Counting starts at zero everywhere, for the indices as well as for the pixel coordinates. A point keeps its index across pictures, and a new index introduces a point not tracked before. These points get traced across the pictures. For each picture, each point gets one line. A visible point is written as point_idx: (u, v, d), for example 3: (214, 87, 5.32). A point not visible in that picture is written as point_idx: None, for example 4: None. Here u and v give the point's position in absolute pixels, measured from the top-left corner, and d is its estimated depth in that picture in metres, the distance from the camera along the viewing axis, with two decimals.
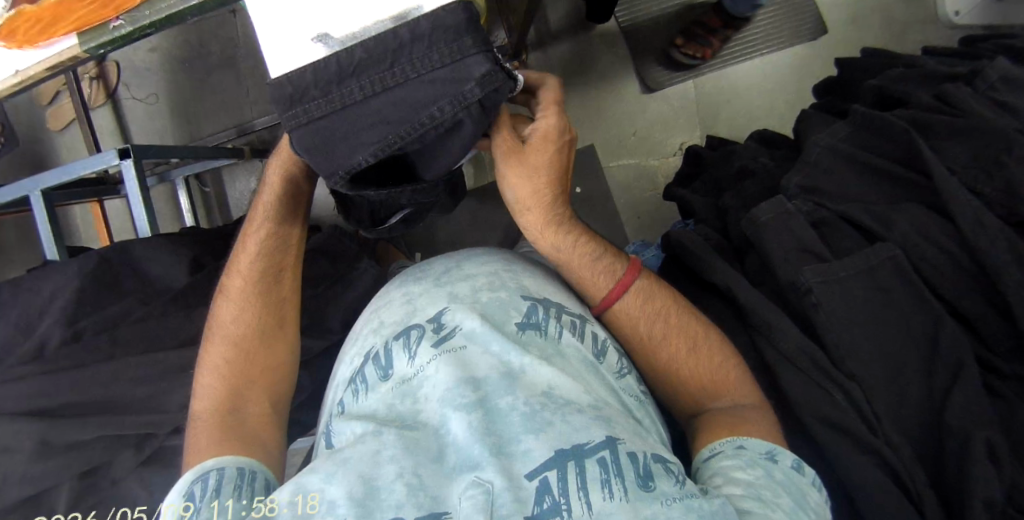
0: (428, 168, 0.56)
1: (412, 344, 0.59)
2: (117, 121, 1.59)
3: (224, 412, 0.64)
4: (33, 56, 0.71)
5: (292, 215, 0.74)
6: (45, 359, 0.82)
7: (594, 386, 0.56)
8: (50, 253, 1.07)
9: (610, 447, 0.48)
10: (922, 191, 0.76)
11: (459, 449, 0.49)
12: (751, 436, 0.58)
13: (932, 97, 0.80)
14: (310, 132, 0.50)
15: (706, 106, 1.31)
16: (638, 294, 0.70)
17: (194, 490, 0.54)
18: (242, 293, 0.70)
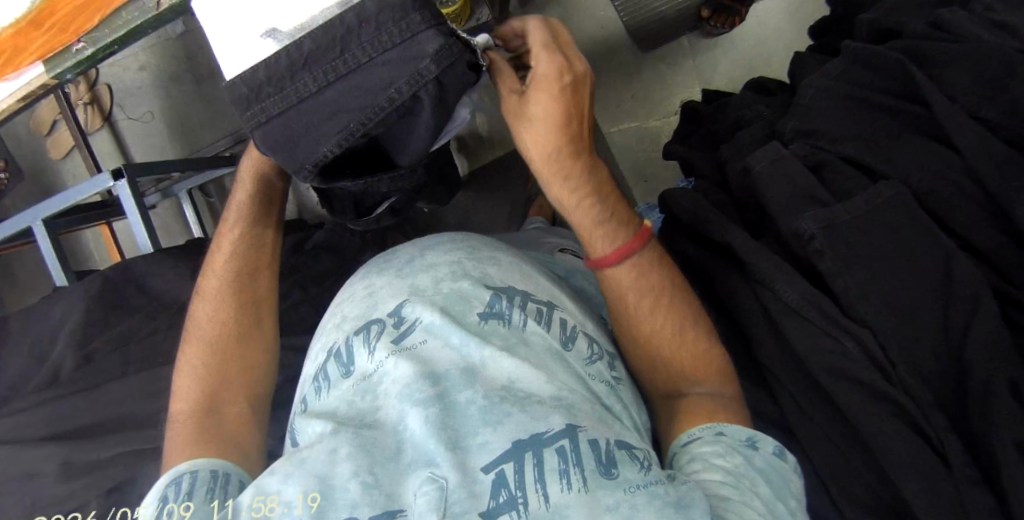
0: (401, 152, 0.54)
1: (372, 339, 0.59)
2: (117, 142, 1.61)
3: (201, 411, 0.61)
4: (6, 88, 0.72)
5: (267, 213, 0.73)
6: (62, 383, 0.85)
7: (559, 374, 0.56)
8: (59, 280, 1.08)
9: (569, 436, 0.48)
10: (923, 123, 0.72)
11: (416, 446, 0.50)
12: (731, 423, 0.58)
13: (927, 25, 0.76)
14: (271, 129, 0.49)
15: (701, 61, 1.26)
16: (636, 266, 0.65)
17: (165, 494, 0.52)
18: (217, 291, 0.68)
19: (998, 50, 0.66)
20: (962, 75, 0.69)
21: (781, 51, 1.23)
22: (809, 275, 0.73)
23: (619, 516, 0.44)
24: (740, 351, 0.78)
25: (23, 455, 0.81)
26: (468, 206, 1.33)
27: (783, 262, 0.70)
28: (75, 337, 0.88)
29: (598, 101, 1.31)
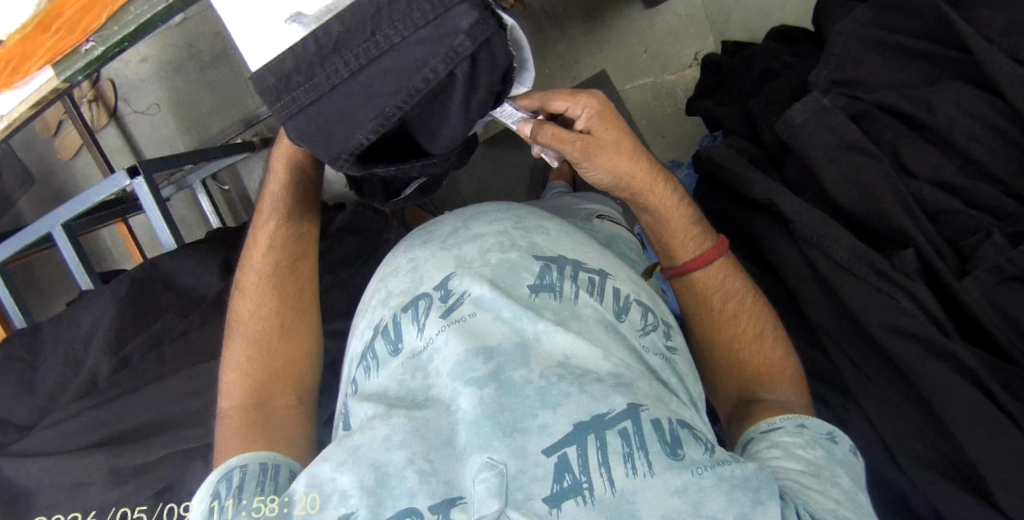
0: (435, 141, 0.52)
1: (420, 315, 0.58)
2: (125, 137, 1.59)
3: (248, 408, 0.60)
4: (19, 94, 0.69)
5: (308, 199, 0.71)
6: (100, 390, 0.85)
7: (615, 350, 0.55)
8: (83, 282, 1.08)
9: (631, 417, 0.47)
10: (962, 66, 0.69)
11: (470, 428, 0.48)
12: (813, 417, 0.57)
13: None
14: (304, 120, 0.47)
15: (715, 9, 1.21)
16: (715, 270, 0.70)
17: (218, 491, 0.52)
18: (258, 286, 0.67)
19: None
20: (1004, 13, 0.65)
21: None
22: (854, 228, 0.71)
23: (687, 501, 0.43)
24: (786, 310, 0.76)
25: (67, 465, 0.80)
26: (486, 177, 1.31)
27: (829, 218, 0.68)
28: (109, 342, 0.88)
29: (612, 60, 1.27)
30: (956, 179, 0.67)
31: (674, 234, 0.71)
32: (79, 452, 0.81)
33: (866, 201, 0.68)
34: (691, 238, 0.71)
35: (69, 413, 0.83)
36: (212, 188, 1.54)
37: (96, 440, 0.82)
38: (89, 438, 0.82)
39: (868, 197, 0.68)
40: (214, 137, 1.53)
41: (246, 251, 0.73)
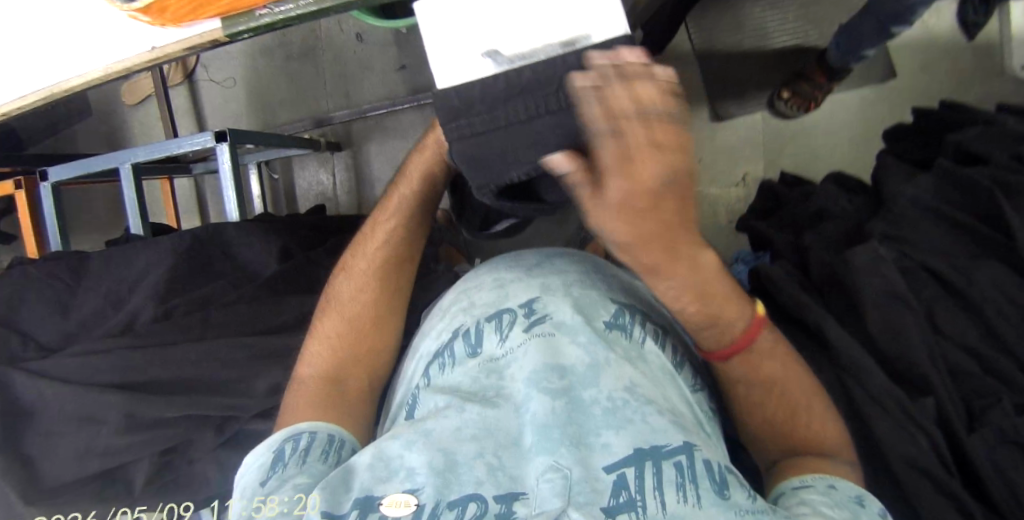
0: (558, 190, 0.61)
1: (504, 327, 0.66)
2: (193, 101, 1.65)
3: (324, 381, 0.65)
4: (174, 35, 0.69)
5: (431, 204, 0.74)
6: (136, 333, 0.86)
7: (672, 395, 0.60)
8: (135, 227, 1.11)
9: (686, 452, 0.50)
10: (1004, 250, 0.78)
11: (538, 431, 0.53)
12: (845, 480, 0.57)
13: (1012, 157, 0.81)
14: (471, 144, 0.55)
15: (774, 139, 1.29)
16: (746, 358, 0.64)
17: (285, 448, 0.58)
18: (365, 272, 0.71)
19: None
20: None
21: (852, 146, 1.24)
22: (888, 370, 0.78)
23: None
24: None
25: (84, 398, 0.80)
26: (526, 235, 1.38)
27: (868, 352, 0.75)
28: (158, 290, 0.90)
29: None
30: (981, 346, 0.75)
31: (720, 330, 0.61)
32: (99, 390, 0.81)
33: (899, 344, 0.76)
34: (747, 330, 0.62)
35: (102, 348, 0.84)
36: (262, 174, 1.58)
37: (118, 382, 0.82)
38: (111, 378, 0.82)
39: (899, 341, 0.76)
40: (279, 126, 1.57)
41: (353, 236, 0.76)
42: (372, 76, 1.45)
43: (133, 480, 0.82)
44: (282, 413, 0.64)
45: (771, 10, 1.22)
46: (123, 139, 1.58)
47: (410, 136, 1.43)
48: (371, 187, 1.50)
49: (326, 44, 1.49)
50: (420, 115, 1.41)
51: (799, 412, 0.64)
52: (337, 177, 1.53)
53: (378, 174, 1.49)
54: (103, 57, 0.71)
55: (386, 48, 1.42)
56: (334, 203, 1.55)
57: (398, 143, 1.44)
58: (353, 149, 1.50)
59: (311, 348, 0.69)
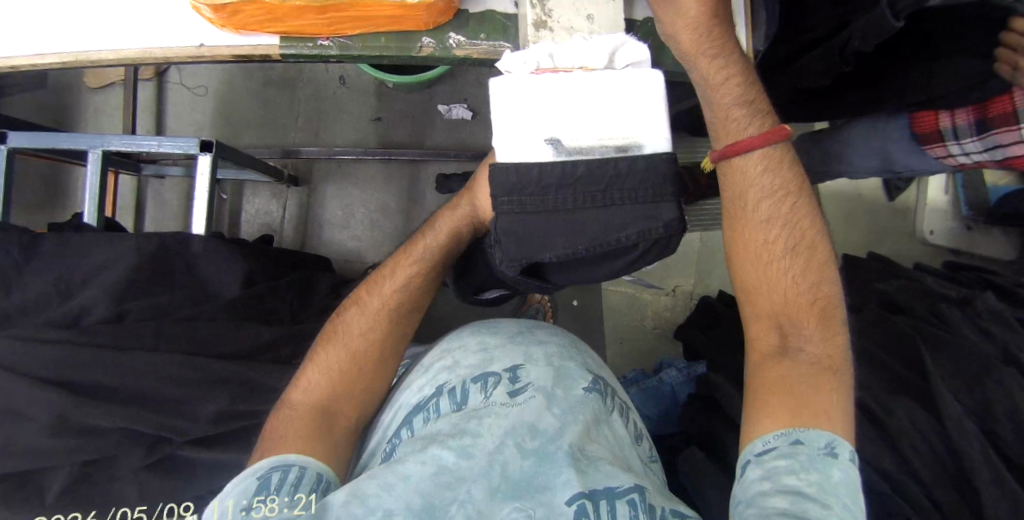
0: (567, 274, 0.65)
1: (489, 388, 0.67)
2: (156, 102, 1.42)
3: (312, 416, 0.64)
4: (228, 40, 0.70)
5: (448, 265, 0.72)
6: (81, 329, 0.79)
7: (633, 463, 0.64)
8: (86, 216, 1.02)
9: (637, 492, 0.57)
10: (918, 390, 0.91)
11: (508, 480, 0.57)
12: (811, 429, 0.58)
13: (929, 312, 0.99)
14: (517, 219, 0.58)
15: (705, 260, 1.39)
16: (770, 196, 0.67)
17: (272, 478, 0.57)
18: (377, 311, 0.70)
19: (980, 355, 0.89)
20: (948, 361, 0.91)
21: None
22: None
23: None
24: None
25: (15, 391, 0.73)
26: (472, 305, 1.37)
27: None
28: (115, 289, 0.83)
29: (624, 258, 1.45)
30: (894, 470, 0.85)
31: (771, 178, 0.67)
32: (31, 383, 0.73)
33: None
34: (794, 214, 0.67)
35: (43, 340, 0.76)
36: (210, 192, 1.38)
37: (54, 378, 0.75)
38: (46, 372, 0.75)
39: None
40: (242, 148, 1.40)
41: (370, 272, 0.74)
42: (347, 120, 1.41)
43: (48, 487, 0.74)
44: (265, 437, 0.63)
45: None
46: (67, 118, 1.42)
47: (371, 189, 1.40)
48: (320, 230, 1.40)
49: (308, 78, 1.42)
50: (384, 170, 1.40)
51: (822, 305, 0.65)
52: (287, 211, 1.40)
53: (329, 217, 1.40)
54: (146, 40, 0.71)
55: (366, 97, 1.41)
56: (278, 237, 1.40)
57: (357, 192, 1.40)
58: (310, 188, 1.40)
59: (305, 375, 0.68)
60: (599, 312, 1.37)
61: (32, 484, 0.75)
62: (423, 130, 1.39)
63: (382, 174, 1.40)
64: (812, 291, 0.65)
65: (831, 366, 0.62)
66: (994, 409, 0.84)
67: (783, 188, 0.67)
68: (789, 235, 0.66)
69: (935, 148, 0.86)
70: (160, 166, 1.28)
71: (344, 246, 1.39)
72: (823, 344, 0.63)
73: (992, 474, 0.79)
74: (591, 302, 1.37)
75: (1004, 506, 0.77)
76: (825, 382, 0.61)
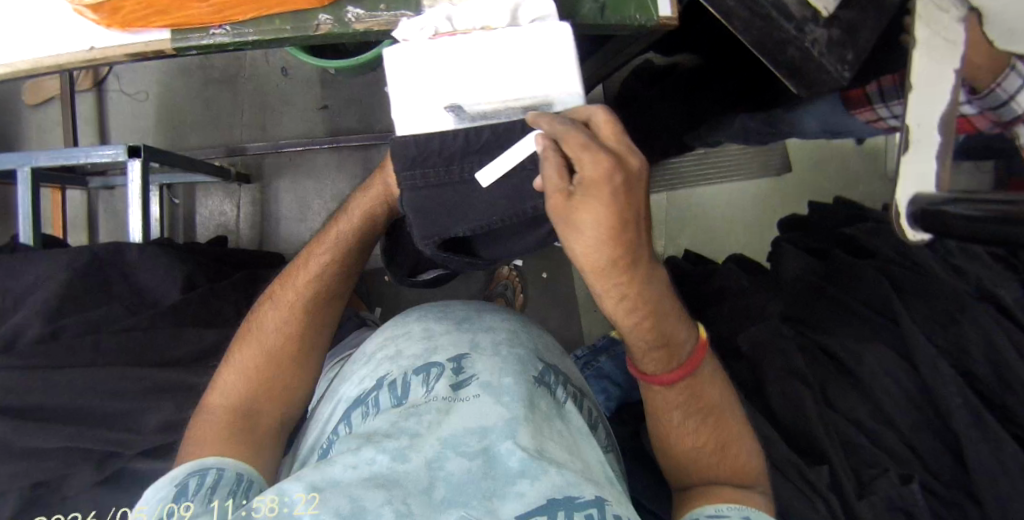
0: (493, 247, 0.60)
1: (431, 380, 0.63)
2: (98, 113, 1.42)
3: (231, 419, 0.63)
4: (119, 39, 0.67)
5: (366, 246, 0.72)
6: (15, 352, 0.76)
7: (586, 454, 0.60)
8: (23, 235, 0.99)
9: (597, 506, 0.51)
10: (889, 334, 0.88)
11: (452, 487, 0.52)
12: (757, 511, 0.59)
13: (896, 253, 0.97)
14: (423, 195, 0.56)
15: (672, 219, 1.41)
16: (686, 383, 0.63)
17: (188, 483, 0.55)
18: (290, 304, 0.69)
19: (952, 292, 0.86)
20: (922, 301, 0.87)
21: (739, 228, 1.42)
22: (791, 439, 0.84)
23: None
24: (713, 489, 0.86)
25: None
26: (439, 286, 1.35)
27: (775, 429, 0.83)
28: (48, 306, 0.80)
29: None
30: (867, 420, 0.83)
31: (660, 284, 0.55)
32: None
33: (796, 414, 0.84)
34: (714, 415, 0.64)
35: None
36: (163, 198, 1.38)
37: None
38: None
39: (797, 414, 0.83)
40: (188, 149, 1.39)
41: (287, 264, 0.73)
42: (293, 111, 1.38)
43: None
44: (186, 444, 0.61)
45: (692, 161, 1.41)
46: (9, 138, 1.38)
47: (323, 178, 1.37)
48: (278, 225, 1.38)
49: (249, 73, 1.39)
50: (336, 157, 1.37)
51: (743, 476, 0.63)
52: (241, 210, 1.39)
53: (285, 212, 1.38)
54: (36, 49, 0.67)
55: (310, 86, 1.37)
56: (235, 237, 1.39)
57: (310, 184, 1.37)
58: (262, 184, 1.38)
59: (223, 376, 0.67)
60: (568, 282, 1.34)
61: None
62: (371, 113, 1.35)
63: (334, 162, 1.37)
64: (732, 465, 0.63)
65: (728, 431, 0.65)
66: (969, 349, 0.81)
67: (695, 393, 0.63)
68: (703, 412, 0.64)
69: (863, 111, 0.79)
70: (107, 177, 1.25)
71: (303, 240, 1.37)
72: (710, 410, 0.64)
73: (969, 415, 0.76)
74: (560, 273, 1.34)
75: (982, 446, 0.75)
76: (729, 449, 0.64)
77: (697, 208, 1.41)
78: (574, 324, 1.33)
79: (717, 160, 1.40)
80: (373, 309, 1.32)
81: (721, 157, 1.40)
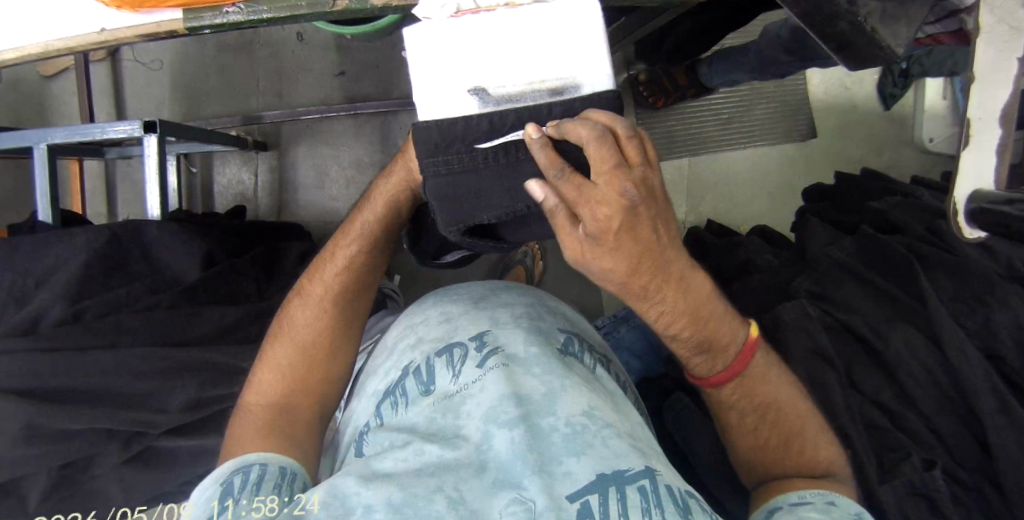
0: (520, 231, 0.59)
1: (456, 363, 0.63)
2: (113, 83, 1.40)
3: (273, 414, 0.64)
4: (129, 20, 0.65)
5: (394, 233, 0.70)
6: (38, 334, 0.76)
7: (628, 419, 0.60)
8: (41, 213, 0.98)
9: (648, 477, 0.52)
10: (916, 313, 0.87)
11: (501, 467, 0.52)
12: (845, 498, 0.57)
13: (925, 230, 0.95)
14: (445, 181, 0.53)
15: (696, 185, 1.37)
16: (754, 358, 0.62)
17: (232, 481, 0.56)
18: (316, 292, 0.69)
19: (985, 273, 0.84)
20: (948, 279, 0.86)
21: (763, 198, 1.39)
22: None
23: None
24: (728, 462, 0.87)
25: None
26: None
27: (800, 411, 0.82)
28: (68, 289, 0.80)
29: None
30: (892, 402, 0.83)
31: (692, 296, 0.53)
32: None
33: (823, 399, 0.81)
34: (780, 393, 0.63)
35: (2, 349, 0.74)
36: (179, 167, 1.37)
37: (15, 387, 0.73)
38: (6, 383, 0.73)
39: (819, 394, 0.82)
40: (204, 118, 1.38)
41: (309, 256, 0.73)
42: (309, 77, 1.35)
43: (28, 490, 0.75)
44: (228, 445, 0.62)
45: (713, 117, 1.35)
46: (26, 112, 1.37)
47: (341, 145, 1.35)
48: (295, 193, 1.37)
49: (264, 38, 1.36)
50: (354, 123, 1.35)
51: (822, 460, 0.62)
52: (259, 178, 1.38)
53: (303, 180, 1.37)
54: (47, 32, 0.66)
55: (326, 51, 1.34)
56: (253, 206, 1.38)
57: (328, 150, 1.36)
58: (279, 151, 1.37)
59: (259, 371, 0.67)
60: None
61: (14, 495, 0.75)
62: (388, 79, 1.32)
63: (352, 128, 1.35)
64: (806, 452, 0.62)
65: (791, 422, 0.63)
66: (997, 330, 0.80)
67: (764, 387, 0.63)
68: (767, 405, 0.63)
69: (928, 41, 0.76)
70: (123, 148, 1.24)
71: (321, 208, 1.36)
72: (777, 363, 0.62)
73: (993, 401, 0.75)
74: None
75: (1007, 434, 0.73)
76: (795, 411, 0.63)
77: (720, 172, 1.37)
78: (594, 295, 1.32)
79: (743, 126, 1.36)
80: (392, 277, 1.32)
81: (746, 123, 1.36)
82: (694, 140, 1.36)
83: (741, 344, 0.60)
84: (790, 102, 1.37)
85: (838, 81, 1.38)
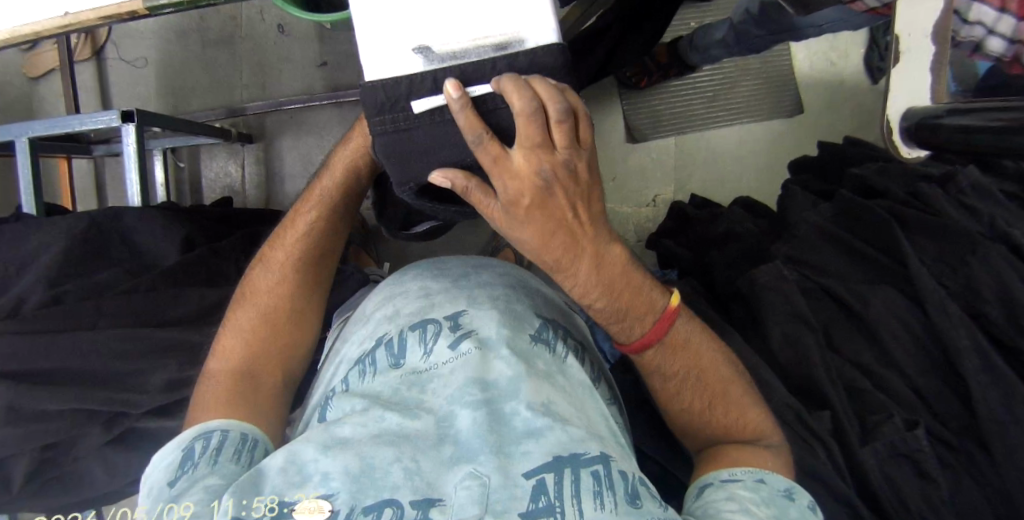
0: None
1: (428, 339, 0.62)
2: (99, 81, 1.42)
3: (232, 380, 0.64)
4: (92, 2, 0.66)
5: (355, 195, 0.72)
6: (18, 318, 0.77)
7: (589, 408, 0.59)
8: (25, 206, 1.01)
9: (603, 462, 0.52)
10: (898, 277, 0.86)
11: (459, 444, 0.53)
12: (774, 474, 0.60)
13: (907, 193, 0.93)
14: (393, 139, 0.54)
15: (682, 163, 1.37)
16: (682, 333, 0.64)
17: (192, 446, 0.56)
18: (280, 263, 0.70)
19: (966, 232, 0.82)
20: (929, 241, 0.85)
21: (751, 173, 1.37)
22: (800, 394, 0.81)
23: None
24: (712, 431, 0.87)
25: None
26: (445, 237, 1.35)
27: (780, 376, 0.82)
28: (47, 274, 0.81)
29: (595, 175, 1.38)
30: (873, 365, 0.82)
31: (608, 265, 0.55)
32: None
33: (800, 360, 0.81)
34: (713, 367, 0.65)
35: None
36: (167, 161, 1.38)
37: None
38: None
39: (799, 357, 0.81)
40: (190, 113, 1.39)
41: (274, 228, 0.74)
42: (292, 69, 1.36)
43: (12, 471, 0.76)
44: (192, 409, 0.63)
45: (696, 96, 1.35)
46: (16, 112, 1.40)
47: (325, 134, 1.36)
48: (282, 184, 1.38)
49: (246, 32, 1.37)
50: (338, 113, 1.36)
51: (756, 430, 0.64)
52: (246, 170, 1.39)
53: (289, 170, 1.38)
54: (13, 18, 0.67)
55: (308, 41, 1.35)
56: (241, 198, 1.40)
57: (313, 140, 1.37)
58: (265, 143, 1.38)
59: (223, 339, 0.68)
60: None
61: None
62: None
63: (336, 118, 1.35)
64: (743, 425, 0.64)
65: (728, 400, 0.65)
66: (980, 290, 0.78)
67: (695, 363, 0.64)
68: (700, 381, 0.64)
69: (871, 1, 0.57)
70: (110, 144, 1.25)
71: None
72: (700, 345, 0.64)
73: (978, 360, 0.74)
74: None
75: (991, 391, 0.73)
76: (732, 388, 0.65)
77: (705, 149, 1.37)
78: None
79: (727, 103, 1.35)
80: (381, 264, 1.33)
81: (731, 100, 1.35)
82: (677, 119, 1.35)
83: (660, 310, 0.61)
84: (774, 76, 1.36)
85: (822, 54, 1.37)
